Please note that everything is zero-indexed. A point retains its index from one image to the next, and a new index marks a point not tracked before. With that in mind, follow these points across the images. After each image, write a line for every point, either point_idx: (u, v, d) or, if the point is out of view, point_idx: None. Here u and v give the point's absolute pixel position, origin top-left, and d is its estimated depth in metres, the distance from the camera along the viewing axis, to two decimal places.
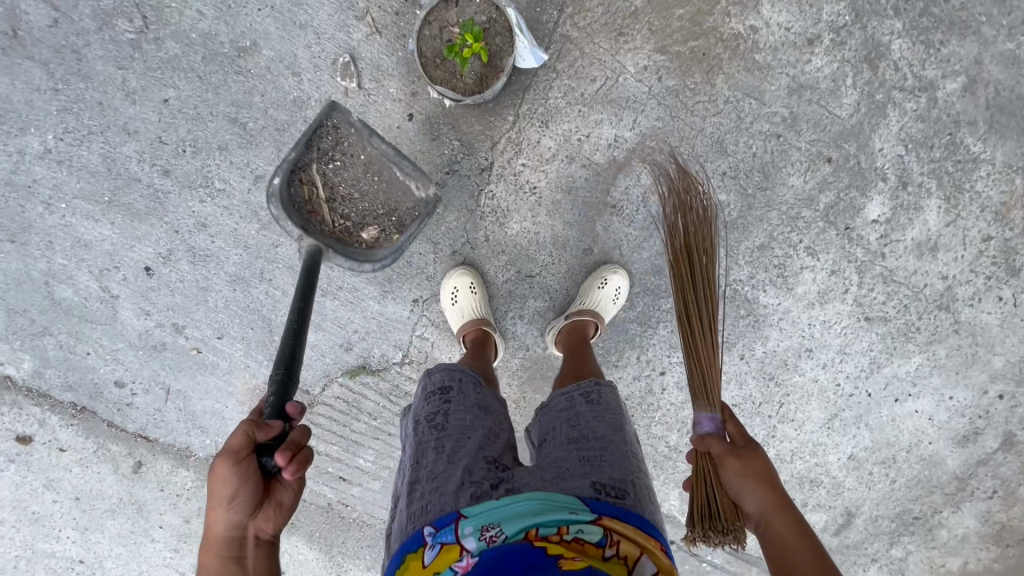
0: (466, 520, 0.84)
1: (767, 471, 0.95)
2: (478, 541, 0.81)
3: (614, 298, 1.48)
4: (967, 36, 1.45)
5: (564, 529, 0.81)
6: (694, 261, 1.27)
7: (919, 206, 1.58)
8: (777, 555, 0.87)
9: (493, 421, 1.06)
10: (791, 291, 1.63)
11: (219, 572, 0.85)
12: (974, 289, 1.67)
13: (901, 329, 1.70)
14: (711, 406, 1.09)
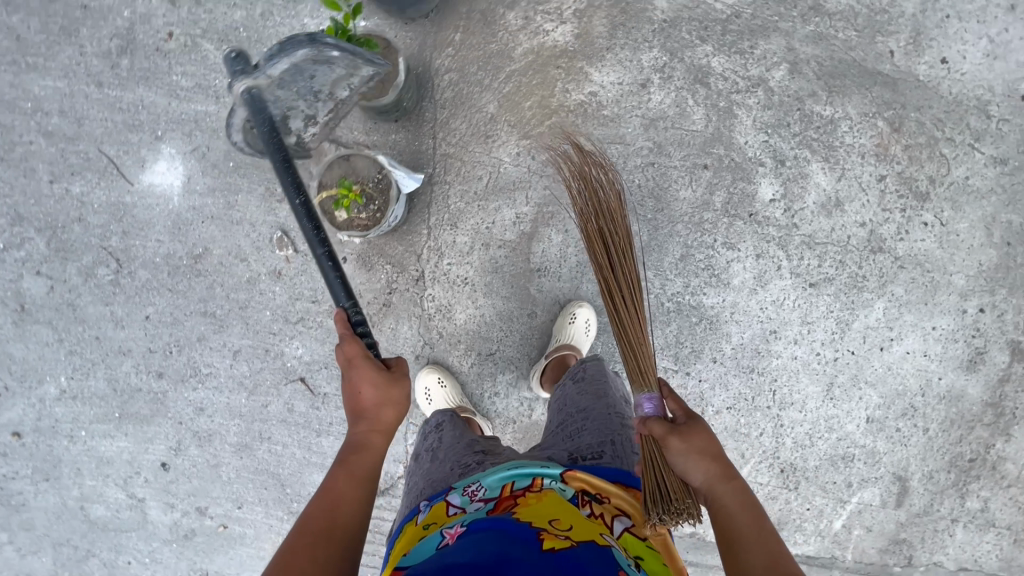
0: (454, 489, 1.05)
1: (710, 443, 1.04)
2: (462, 496, 1.02)
3: (585, 331, 1.60)
4: (771, 35, 1.71)
5: (537, 481, 1.02)
6: (609, 243, 1.36)
7: (806, 174, 1.74)
8: (720, 518, 1.00)
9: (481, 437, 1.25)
10: (729, 285, 1.74)
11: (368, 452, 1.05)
12: (896, 224, 1.78)
13: (850, 283, 1.77)
14: (649, 387, 1.19)
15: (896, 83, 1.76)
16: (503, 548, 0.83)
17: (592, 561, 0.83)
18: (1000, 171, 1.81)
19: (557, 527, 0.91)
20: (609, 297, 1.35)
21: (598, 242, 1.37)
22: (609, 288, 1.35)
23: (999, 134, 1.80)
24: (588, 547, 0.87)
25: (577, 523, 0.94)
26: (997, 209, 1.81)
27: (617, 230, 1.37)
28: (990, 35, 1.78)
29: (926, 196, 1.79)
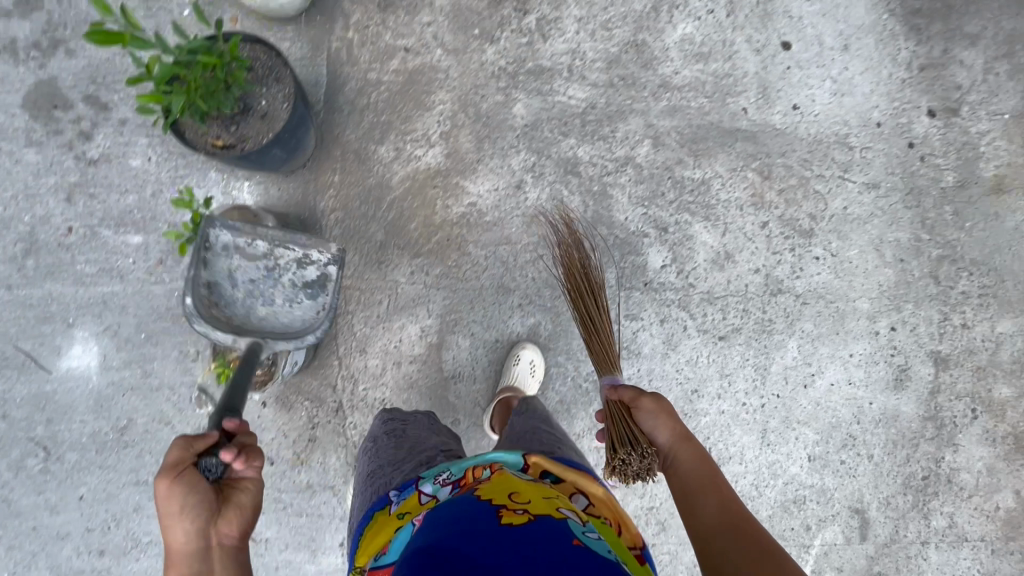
0: (423, 479, 1.06)
1: (665, 415, 1.28)
2: (432, 484, 1.02)
3: (530, 374, 1.67)
4: (628, 117, 1.83)
5: (498, 463, 1.04)
6: (596, 301, 1.59)
7: (690, 236, 1.82)
8: (679, 474, 1.20)
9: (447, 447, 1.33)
10: (641, 354, 1.78)
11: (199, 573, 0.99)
12: (789, 264, 1.85)
13: (758, 329, 1.82)
14: (614, 369, 1.49)
15: (755, 136, 1.87)
16: (470, 525, 0.82)
17: (545, 534, 0.81)
18: (874, 195, 1.90)
19: (516, 501, 0.89)
20: (588, 329, 1.58)
21: (585, 289, 1.60)
22: (592, 324, 1.57)
23: (864, 161, 1.91)
24: (543, 520, 0.85)
25: (547, 496, 0.93)
26: (881, 230, 1.89)
27: (597, 279, 1.61)
28: (831, 77, 1.92)
29: (812, 232, 1.86)
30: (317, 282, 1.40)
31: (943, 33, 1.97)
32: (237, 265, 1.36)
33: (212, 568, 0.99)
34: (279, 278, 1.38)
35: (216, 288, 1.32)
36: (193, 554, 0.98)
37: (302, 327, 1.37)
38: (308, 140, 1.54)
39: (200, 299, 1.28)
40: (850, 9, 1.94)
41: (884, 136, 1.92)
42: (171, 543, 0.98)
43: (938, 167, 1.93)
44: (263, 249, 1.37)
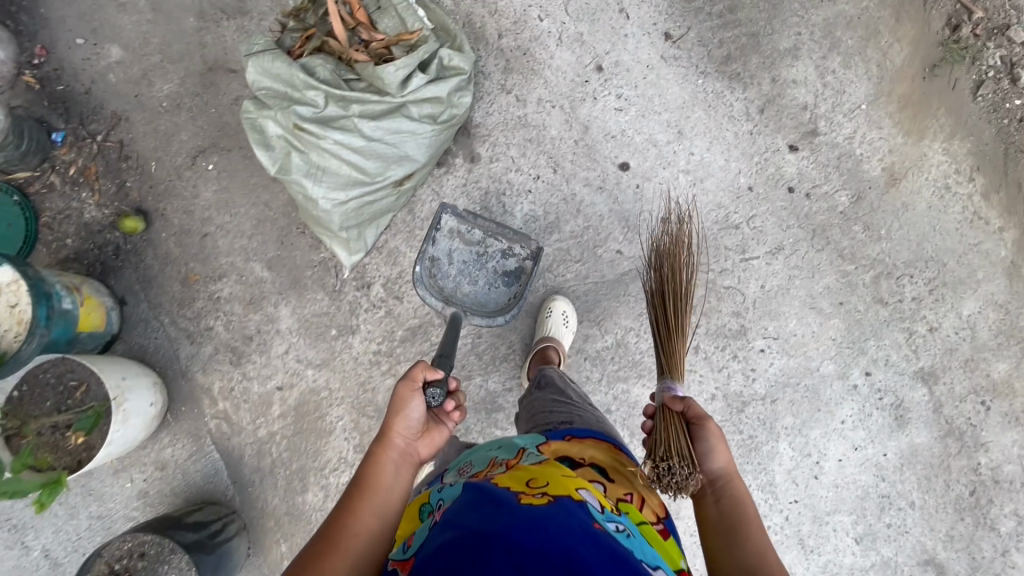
0: (446, 473, 1.13)
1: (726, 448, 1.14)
2: (455, 475, 1.09)
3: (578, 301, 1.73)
4: (517, 324, 1.75)
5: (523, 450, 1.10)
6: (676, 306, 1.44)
7: (635, 403, 1.74)
8: (730, 507, 1.07)
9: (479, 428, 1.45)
10: None
11: (381, 471, 1.07)
12: (739, 372, 1.77)
13: (744, 450, 1.75)
14: (678, 380, 1.33)
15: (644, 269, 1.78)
16: (488, 509, 0.84)
17: (567, 520, 0.83)
18: (783, 259, 1.81)
19: (535, 487, 0.93)
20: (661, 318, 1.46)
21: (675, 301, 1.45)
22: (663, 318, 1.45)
23: (756, 231, 1.82)
24: (564, 502, 0.89)
25: (560, 478, 0.97)
26: (806, 287, 1.81)
27: (687, 293, 1.48)
28: (683, 169, 1.82)
29: (745, 329, 1.78)
30: (515, 271, 1.72)
31: (762, 63, 1.87)
32: (456, 245, 1.71)
33: (397, 480, 1.08)
34: (484, 267, 1.72)
35: (436, 263, 1.69)
36: (387, 463, 1.08)
37: (497, 309, 1.71)
38: (235, 555, 1.56)
39: (426, 270, 1.67)
40: (666, 95, 1.84)
41: (762, 196, 1.83)
42: (381, 446, 1.10)
43: (826, 194, 1.84)
44: (479, 237, 1.71)
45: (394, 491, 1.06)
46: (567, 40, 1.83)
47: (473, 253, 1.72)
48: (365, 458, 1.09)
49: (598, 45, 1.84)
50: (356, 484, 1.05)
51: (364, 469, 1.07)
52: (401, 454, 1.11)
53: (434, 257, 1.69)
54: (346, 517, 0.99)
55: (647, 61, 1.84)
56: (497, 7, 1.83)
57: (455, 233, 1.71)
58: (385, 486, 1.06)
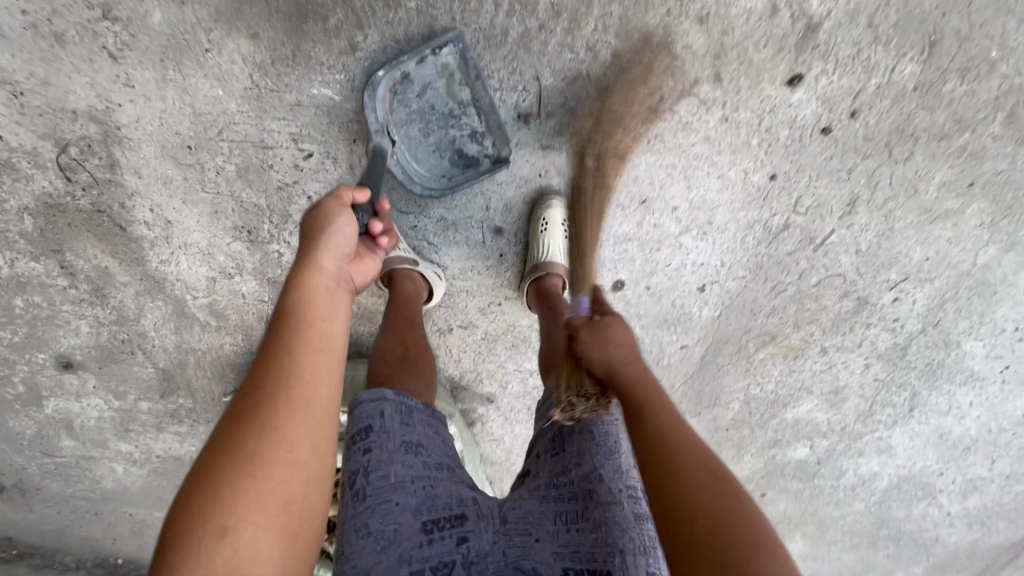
0: None
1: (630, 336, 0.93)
2: None
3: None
4: None
5: None
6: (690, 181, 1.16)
7: (797, 420, 1.69)
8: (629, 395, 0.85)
9: (429, 449, 0.91)
10: (874, 470, 1.83)
11: (306, 300, 0.81)
12: (882, 332, 1.51)
13: (926, 375, 1.60)
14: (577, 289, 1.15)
15: (721, 339, 1.51)
16: None
17: None
18: (864, 207, 1.31)
19: None
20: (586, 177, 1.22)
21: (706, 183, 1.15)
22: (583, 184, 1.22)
23: (814, 209, 1.31)
24: None
25: None
26: (914, 206, 1.31)
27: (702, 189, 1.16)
28: (680, 231, 1.32)
29: (865, 297, 1.45)
30: (468, 162, 1.22)
31: (667, 12, 1.07)
32: (438, 85, 1.14)
33: (337, 312, 0.84)
34: (447, 132, 1.20)
35: (402, 96, 1.15)
36: (321, 287, 0.84)
37: (422, 171, 1.23)
38: None
39: (385, 84, 1.13)
40: None
41: (795, 170, 1.25)
42: (310, 265, 0.85)
43: (881, 87, 1.16)
44: (465, 100, 1.15)
45: (340, 332, 0.83)
46: (440, 238, 1.32)
47: (445, 111, 1.17)
48: (293, 272, 0.84)
49: (471, 208, 1.28)
50: (290, 316, 0.80)
51: (291, 303, 0.81)
52: (336, 290, 0.86)
53: (406, 77, 1.13)
54: (283, 369, 0.75)
55: (536, 169, 1.24)
56: None
57: (444, 73, 1.13)
58: (325, 317, 0.82)
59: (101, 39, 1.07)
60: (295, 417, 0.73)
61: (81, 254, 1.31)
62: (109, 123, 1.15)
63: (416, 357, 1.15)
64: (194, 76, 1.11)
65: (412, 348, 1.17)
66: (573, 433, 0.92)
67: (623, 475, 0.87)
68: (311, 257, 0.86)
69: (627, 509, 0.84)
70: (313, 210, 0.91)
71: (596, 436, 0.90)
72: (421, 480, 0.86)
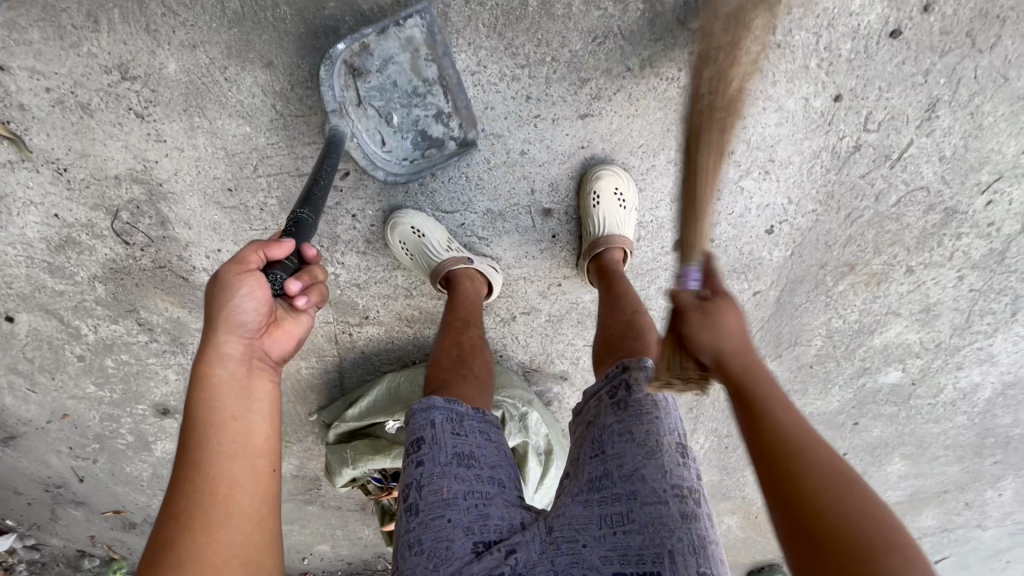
0: None
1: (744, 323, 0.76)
2: None
3: (621, 207, 1.18)
4: (734, 399, 1.70)
5: None
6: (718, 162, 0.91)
7: (888, 345, 1.60)
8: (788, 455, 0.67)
9: (483, 461, 0.90)
10: (977, 381, 1.73)
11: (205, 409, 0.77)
12: (977, 239, 1.38)
13: None
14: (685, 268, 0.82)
15: (796, 278, 1.43)
16: None
17: None
18: (946, 110, 1.18)
19: None
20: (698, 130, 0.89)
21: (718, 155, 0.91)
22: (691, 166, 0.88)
23: (887, 122, 1.18)
24: None
25: None
26: (1006, 97, 1.17)
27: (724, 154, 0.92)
28: (740, 174, 1.23)
29: (954, 207, 1.32)
30: (434, 144, 1.13)
31: None
32: (401, 61, 1.04)
33: (242, 411, 0.79)
34: (411, 111, 1.09)
35: (362, 72, 1.04)
36: (227, 386, 0.79)
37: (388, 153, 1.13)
38: None
39: (343, 56, 1.01)
40: (641, 141, 1.17)
41: (863, 85, 1.13)
42: (211, 363, 0.79)
43: None
44: (431, 77, 1.06)
45: (258, 428, 0.79)
46: (489, 230, 1.28)
47: (407, 89, 1.07)
48: (196, 371, 0.79)
49: (515, 197, 1.23)
50: (197, 428, 0.76)
51: (197, 412, 0.77)
52: (241, 382, 0.80)
53: (366, 49, 1.02)
54: (196, 488, 0.73)
55: (576, 142, 1.17)
56: (405, 286, 1.36)
57: (406, 43, 1.02)
58: (235, 417, 0.78)
59: (125, 101, 1.06)
60: (215, 539, 0.71)
61: (154, 310, 1.36)
62: (150, 182, 1.16)
63: (468, 363, 1.10)
64: (219, 118, 1.09)
65: (467, 350, 1.13)
66: (614, 433, 0.88)
67: (671, 475, 0.82)
68: (212, 352, 0.79)
69: (674, 508, 0.80)
70: (212, 286, 0.80)
71: (645, 435, 0.86)
72: (474, 496, 0.86)
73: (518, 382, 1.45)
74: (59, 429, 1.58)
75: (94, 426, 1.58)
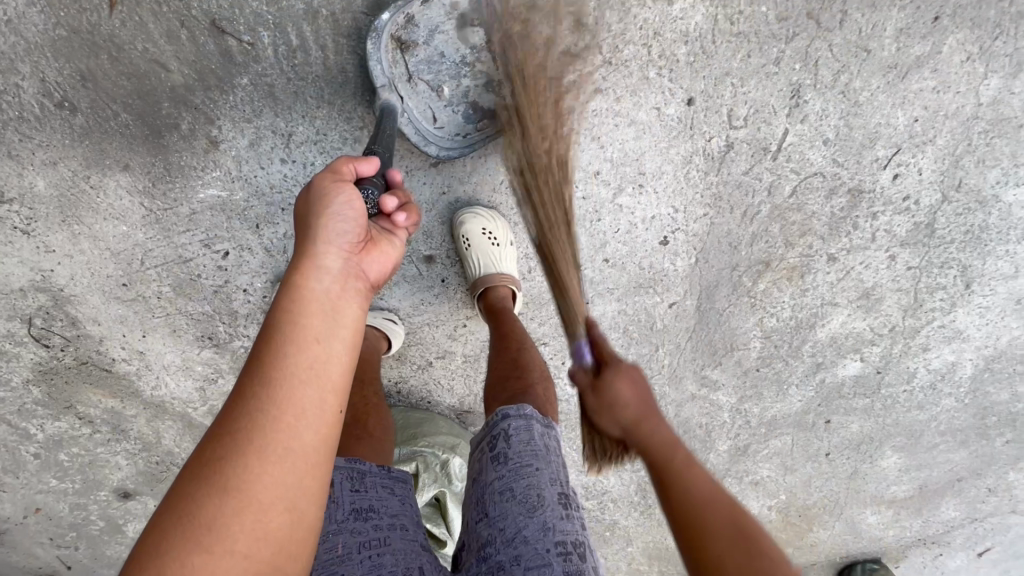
0: None
1: (641, 389, 0.75)
2: None
3: (494, 245, 1.17)
4: (686, 414, 1.61)
5: None
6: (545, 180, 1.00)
7: (836, 337, 1.50)
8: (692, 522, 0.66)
9: (381, 513, 0.91)
10: (951, 360, 1.59)
11: (298, 312, 0.66)
12: (896, 215, 1.29)
13: (969, 244, 1.36)
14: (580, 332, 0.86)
15: (710, 284, 1.36)
16: None
17: None
18: (813, 93, 1.12)
19: None
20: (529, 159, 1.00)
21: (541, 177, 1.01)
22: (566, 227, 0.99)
23: (753, 116, 1.14)
24: None
25: None
26: (874, 69, 1.11)
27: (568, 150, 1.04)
28: (614, 193, 1.20)
29: (858, 187, 1.24)
30: (487, 113, 1.06)
31: None
32: (445, 30, 1.01)
33: (329, 326, 0.67)
34: (458, 83, 1.04)
35: (409, 46, 1.01)
36: (321, 295, 0.68)
37: (436, 129, 1.06)
38: None
39: (389, 29, 0.99)
40: (501, 177, 1.17)
41: (714, 84, 1.09)
42: (313, 263, 0.69)
43: None
44: (479, 44, 1.02)
45: (343, 354, 0.67)
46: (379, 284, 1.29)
47: (457, 59, 1.03)
48: (298, 269, 0.69)
49: None
50: (281, 328, 0.65)
51: (281, 312, 0.66)
52: (336, 293, 0.70)
53: (411, 21, 1.00)
54: (262, 397, 0.61)
55: (438, 189, 1.18)
56: None
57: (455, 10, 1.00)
58: (321, 335, 0.66)
59: (9, 221, 1.15)
60: (270, 472, 0.59)
61: (89, 402, 1.43)
62: (52, 288, 1.24)
63: (362, 422, 1.12)
64: (96, 222, 1.16)
65: (360, 411, 1.15)
66: (495, 492, 0.86)
67: (554, 532, 0.82)
68: (309, 256, 0.70)
69: (558, 569, 0.79)
70: (303, 201, 0.75)
71: (525, 492, 0.85)
72: (368, 548, 0.86)
73: (448, 428, 1.43)
74: (36, 523, 1.67)
75: (65, 517, 1.66)
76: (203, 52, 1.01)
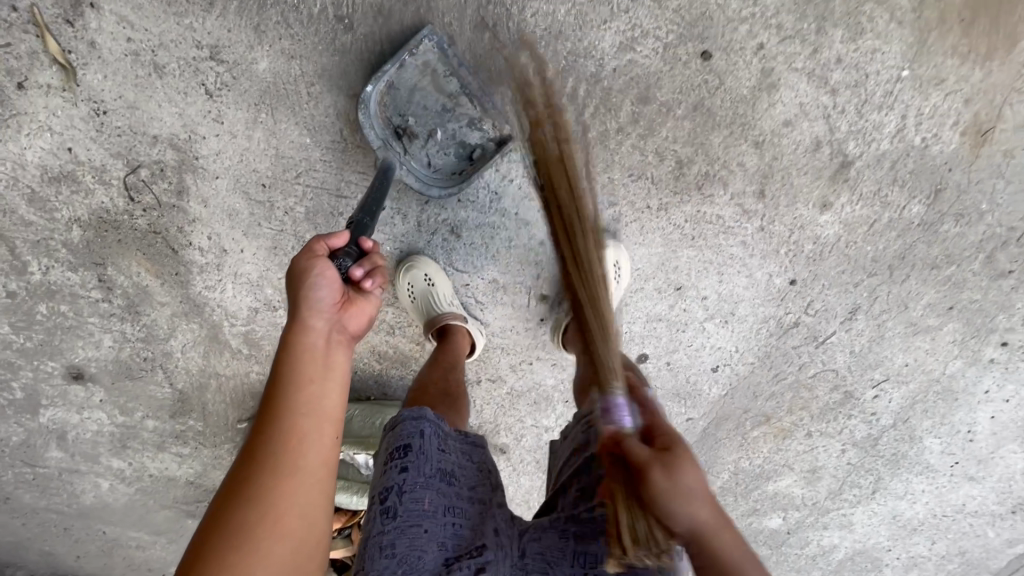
0: None
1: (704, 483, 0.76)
2: None
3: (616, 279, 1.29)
4: None
5: None
6: None
7: (776, 493, 1.83)
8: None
9: (463, 481, 0.96)
10: (834, 542, 1.99)
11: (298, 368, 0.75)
12: (861, 422, 1.68)
13: (889, 463, 1.79)
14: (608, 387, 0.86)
15: (723, 414, 1.63)
16: None
17: None
18: (863, 317, 1.48)
19: None
20: None
21: None
22: None
23: (821, 312, 1.47)
24: None
25: None
26: (903, 319, 1.50)
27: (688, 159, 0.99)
28: (706, 317, 1.45)
29: (851, 392, 1.62)
30: (472, 148, 1.18)
31: (730, 133, 1.21)
32: (424, 86, 1.13)
33: (317, 376, 0.76)
34: (444, 128, 1.16)
35: (394, 104, 1.14)
36: (305, 351, 0.77)
37: (431, 173, 1.19)
38: None
39: (371, 99, 1.11)
40: (638, 265, 1.36)
41: (812, 278, 1.41)
42: (295, 326, 0.79)
43: (892, 219, 1.34)
44: (454, 90, 1.13)
45: (332, 396, 0.76)
46: (488, 298, 1.39)
47: (439, 105, 1.14)
48: (284, 337, 0.79)
49: (522, 275, 1.36)
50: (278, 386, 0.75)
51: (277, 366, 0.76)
52: (314, 348, 0.78)
53: (391, 85, 1.12)
54: (269, 440, 0.71)
55: None
56: (390, 324, 1.40)
57: (427, 70, 1.12)
58: (312, 381, 0.75)
59: (202, 77, 1.09)
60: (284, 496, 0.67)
61: (123, 270, 1.28)
62: (187, 152, 1.16)
63: (454, 397, 1.17)
64: (285, 122, 1.15)
65: (452, 386, 1.20)
66: None
67: None
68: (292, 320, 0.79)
69: None
70: (286, 274, 0.82)
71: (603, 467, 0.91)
72: (451, 513, 0.92)
73: None
74: None
75: None
76: (490, 53, 1.11)
